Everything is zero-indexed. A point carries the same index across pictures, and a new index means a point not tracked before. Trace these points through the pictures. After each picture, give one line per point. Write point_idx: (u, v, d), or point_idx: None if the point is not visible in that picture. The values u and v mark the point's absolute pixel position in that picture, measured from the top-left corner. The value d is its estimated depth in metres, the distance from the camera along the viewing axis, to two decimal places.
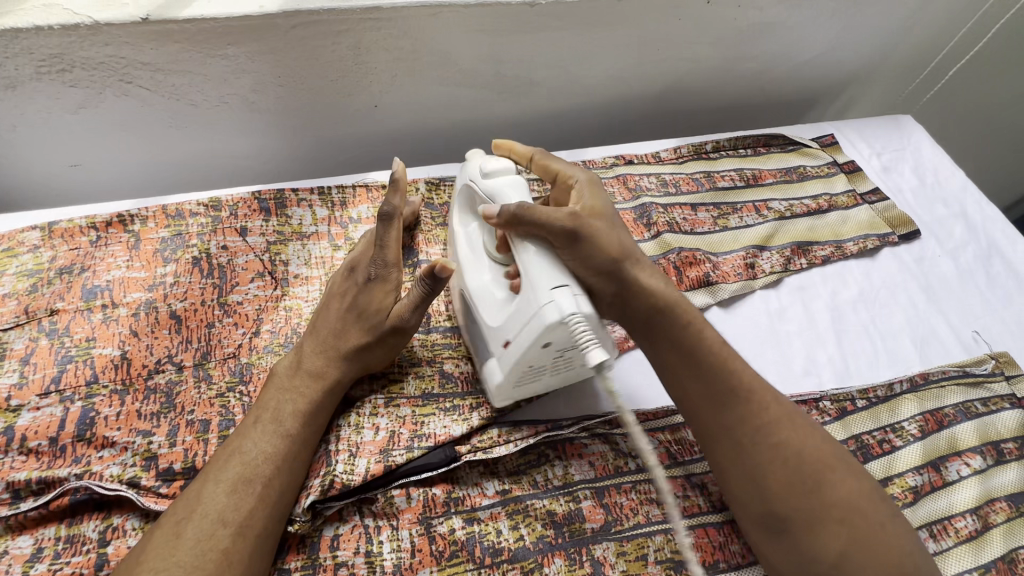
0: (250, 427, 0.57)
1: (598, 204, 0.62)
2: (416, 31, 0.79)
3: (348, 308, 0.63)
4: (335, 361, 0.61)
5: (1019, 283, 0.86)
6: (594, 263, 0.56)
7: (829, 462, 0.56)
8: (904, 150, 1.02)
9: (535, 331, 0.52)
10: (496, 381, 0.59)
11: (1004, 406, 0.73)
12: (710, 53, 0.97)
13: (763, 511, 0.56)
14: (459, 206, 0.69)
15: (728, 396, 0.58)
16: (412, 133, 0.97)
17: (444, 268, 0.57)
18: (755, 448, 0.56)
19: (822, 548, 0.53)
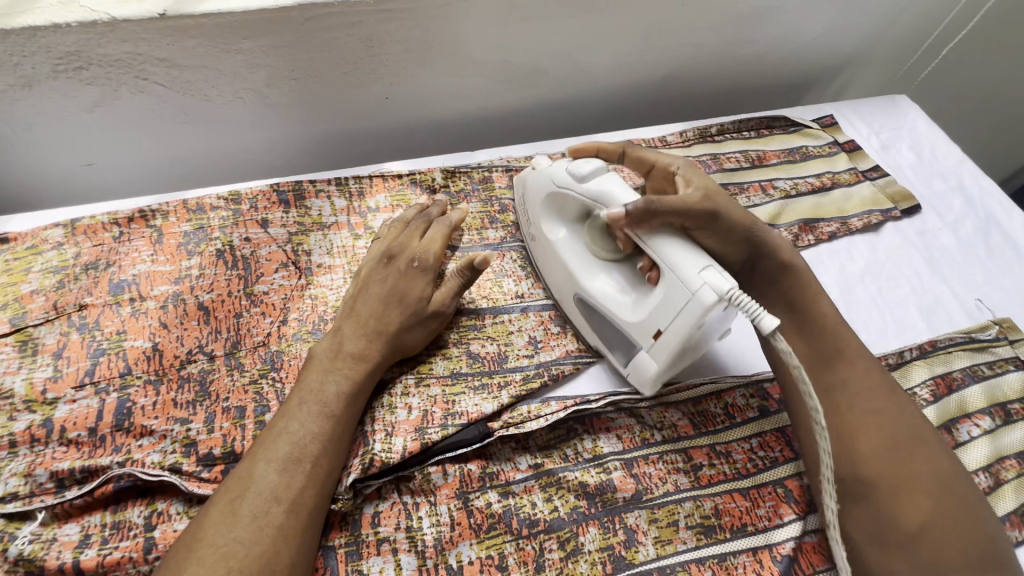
0: (294, 408, 0.57)
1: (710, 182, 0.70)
2: (427, 22, 0.80)
3: (387, 294, 0.66)
4: (374, 343, 0.63)
5: (1017, 252, 0.89)
6: (733, 235, 0.69)
7: (920, 437, 0.60)
8: (901, 129, 1.05)
9: (694, 314, 0.57)
10: (654, 371, 0.63)
11: (1008, 369, 0.76)
12: (712, 39, 0.99)
13: (850, 471, 0.60)
14: (545, 217, 0.73)
15: (834, 359, 0.65)
16: (422, 124, 0.98)
17: (485, 259, 0.66)
18: (853, 410, 0.62)
19: (906, 515, 0.56)
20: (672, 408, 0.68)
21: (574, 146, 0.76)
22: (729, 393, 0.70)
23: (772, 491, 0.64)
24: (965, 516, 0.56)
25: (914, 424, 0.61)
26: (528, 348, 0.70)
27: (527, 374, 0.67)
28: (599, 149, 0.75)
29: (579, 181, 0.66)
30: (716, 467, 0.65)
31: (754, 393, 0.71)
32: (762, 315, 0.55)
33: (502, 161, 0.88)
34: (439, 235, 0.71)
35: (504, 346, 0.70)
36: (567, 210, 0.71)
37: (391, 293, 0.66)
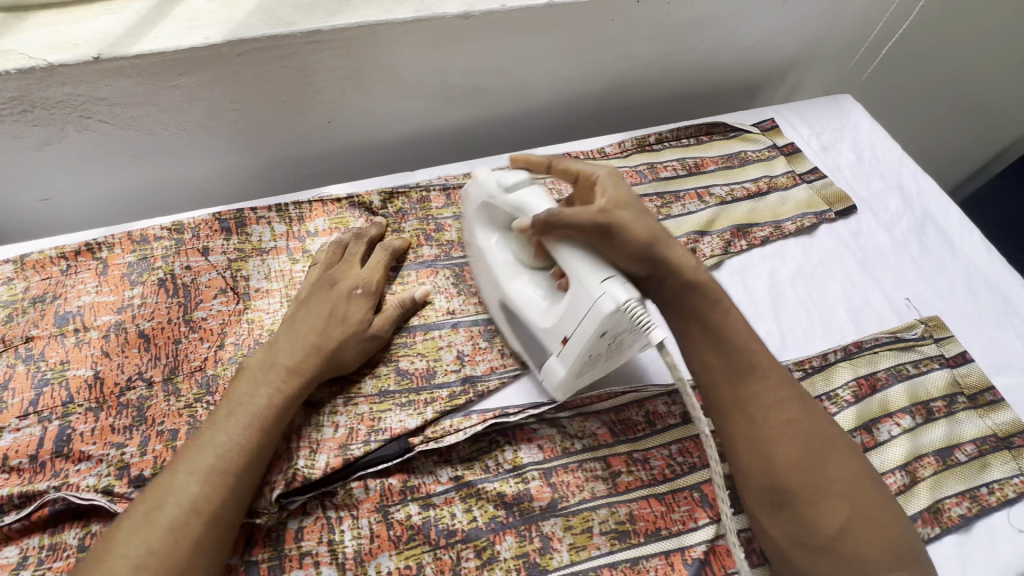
0: (224, 419, 0.60)
1: (622, 200, 0.64)
2: (358, 50, 0.83)
3: (327, 313, 0.69)
4: (312, 358, 0.66)
5: (951, 249, 0.90)
6: (632, 250, 0.61)
7: (835, 442, 0.61)
8: (843, 129, 1.06)
9: (593, 324, 0.58)
10: (560, 376, 0.64)
11: (933, 367, 0.77)
12: (649, 50, 1.01)
13: (772, 483, 0.59)
14: (476, 224, 0.73)
15: (747, 373, 0.62)
16: (368, 147, 1.01)
17: (423, 293, 0.74)
18: (770, 421, 0.60)
19: (825, 520, 0.57)
20: (593, 417, 0.70)
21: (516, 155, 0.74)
22: (651, 401, 0.72)
23: (688, 496, 0.66)
24: (879, 514, 0.58)
25: (828, 428, 0.61)
26: (456, 363, 0.73)
27: (452, 391, 0.70)
28: (527, 162, 0.71)
29: (505, 191, 0.67)
30: (634, 474, 0.67)
31: (677, 399, 0.73)
32: (651, 328, 0.55)
33: (440, 180, 0.90)
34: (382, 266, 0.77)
35: (432, 362, 0.73)
36: (495, 219, 0.71)
37: (331, 314, 0.69)
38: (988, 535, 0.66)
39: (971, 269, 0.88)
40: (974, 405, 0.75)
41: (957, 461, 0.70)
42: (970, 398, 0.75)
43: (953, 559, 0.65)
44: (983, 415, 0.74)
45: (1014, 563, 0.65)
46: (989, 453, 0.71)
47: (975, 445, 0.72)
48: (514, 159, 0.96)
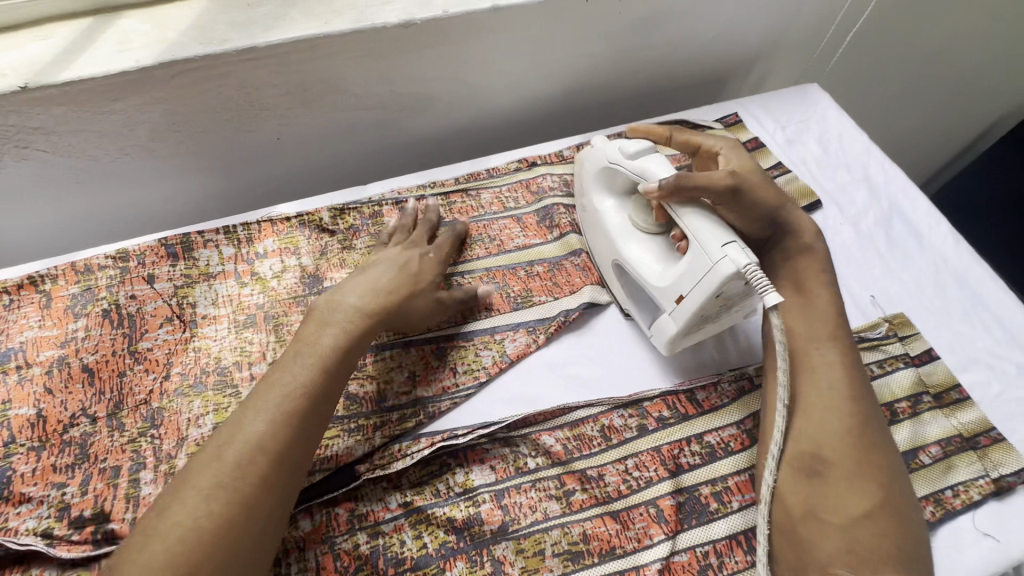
0: (290, 359, 0.60)
1: (747, 164, 0.78)
2: (298, 64, 0.81)
3: (402, 264, 0.72)
4: (380, 303, 0.67)
5: (918, 242, 0.88)
6: (756, 210, 0.72)
7: (884, 437, 0.64)
8: (809, 121, 1.03)
9: (711, 283, 0.63)
10: (672, 332, 0.69)
11: (898, 366, 0.76)
12: (605, 48, 0.98)
13: (812, 448, 0.62)
14: (595, 190, 0.80)
15: (824, 346, 0.68)
16: (323, 161, 0.99)
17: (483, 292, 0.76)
18: (830, 394, 0.65)
19: (852, 499, 0.59)
20: (547, 434, 0.69)
21: (630, 127, 0.86)
22: (606, 415, 0.71)
23: (644, 512, 0.65)
24: (905, 515, 0.59)
25: (880, 422, 0.65)
26: (407, 384, 0.72)
27: (403, 413, 0.69)
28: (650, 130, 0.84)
29: (627, 157, 0.73)
30: (589, 491, 0.66)
31: (633, 412, 0.71)
32: (770, 291, 0.61)
33: (393, 194, 0.89)
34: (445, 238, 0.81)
35: (383, 384, 0.71)
36: (618, 184, 0.78)
37: (405, 266, 0.73)
38: (953, 540, 0.65)
39: (939, 262, 0.86)
40: (940, 404, 0.73)
41: (921, 464, 0.69)
42: (936, 397, 0.74)
43: None
44: (949, 414, 0.72)
45: (979, 568, 0.63)
46: (955, 454, 0.69)
47: (940, 446, 0.70)
48: (470, 167, 0.94)
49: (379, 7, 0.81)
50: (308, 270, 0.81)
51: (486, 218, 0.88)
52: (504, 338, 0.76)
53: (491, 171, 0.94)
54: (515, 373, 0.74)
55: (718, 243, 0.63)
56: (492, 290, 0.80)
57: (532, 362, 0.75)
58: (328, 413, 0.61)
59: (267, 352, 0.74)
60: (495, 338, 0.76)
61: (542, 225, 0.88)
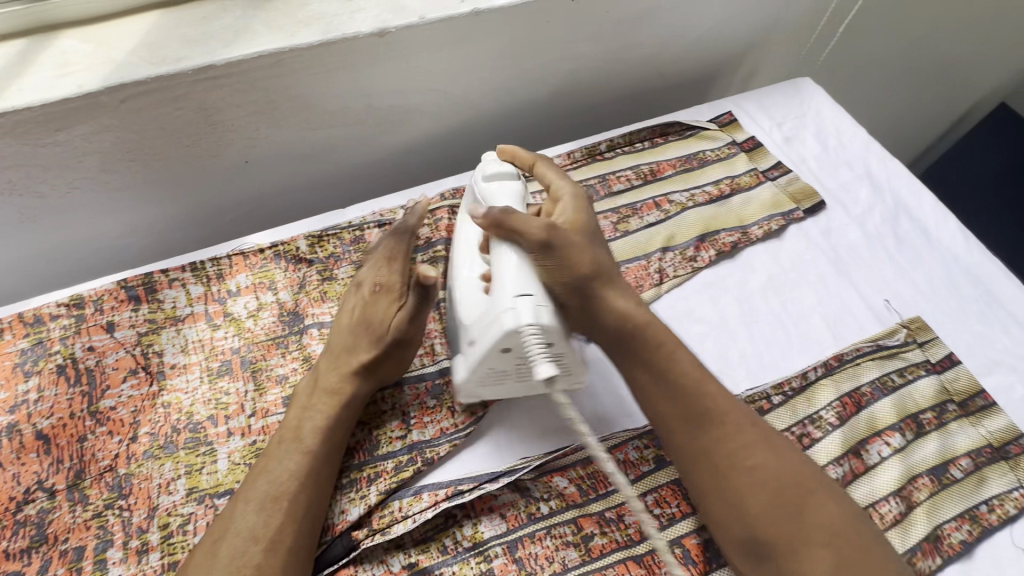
0: (274, 447, 0.58)
1: (581, 219, 0.64)
2: (263, 81, 0.74)
3: (355, 323, 0.66)
4: (348, 378, 0.62)
5: (927, 240, 0.85)
6: (568, 275, 0.58)
7: (808, 480, 0.55)
8: (805, 116, 0.99)
9: (494, 336, 0.56)
10: (461, 378, 0.62)
11: (920, 374, 0.72)
12: (592, 50, 0.93)
13: (746, 535, 0.55)
14: (460, 213, 0.71)
15: (700, 419, 0.58)
16: (298, 183, 0.92)
17: (423, 272, 0.63)
18: (733, 470, 0.56)
19: (808, 572, 0.52)
20: (559, 474, 0.64)
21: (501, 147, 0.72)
22: (620, 448, 0.66)
23: (669, 553, 0.60)
24: (869, 562, 0.51)
25: (793, 465, 0.56)
26: (401, 428, 0.66)
27: (399, 461, 0.63)
28: (514, 155, 0.70)
29: (484, 181, 0.67)
30: (608, 535, 0.61)
31: (648, 443, 0.66)
32: (543, 362, 0.53)
33: (374, 216, 0.82)
34: (404, 249, 0.69)
35: (375, 430, 0.65)
36: (482, 212, 0.69)
37: (364, 318, 0.66)
38: (993, 559, 0.61)
39: (950, 260, 0.83)
40: (966, 412, 0.70)
41: (953, 478, 0.65)
42: (962, 404, 0.71)
43: None
44: (976, 423, 0.69)
45: None
46: (986, 465, 0.66)
47: (970, 458, 0.67)
48: (455, 182, 0.88)
49: (349, 15, 0.75)
50: (287, 306, 0.74)
51: None
52: None
53: None
54: (519, 407, 0.68)
55: (514, 289, 0.56)
56: None
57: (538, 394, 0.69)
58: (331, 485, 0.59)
59: (244, 402, 0.67)
60: None
61: None
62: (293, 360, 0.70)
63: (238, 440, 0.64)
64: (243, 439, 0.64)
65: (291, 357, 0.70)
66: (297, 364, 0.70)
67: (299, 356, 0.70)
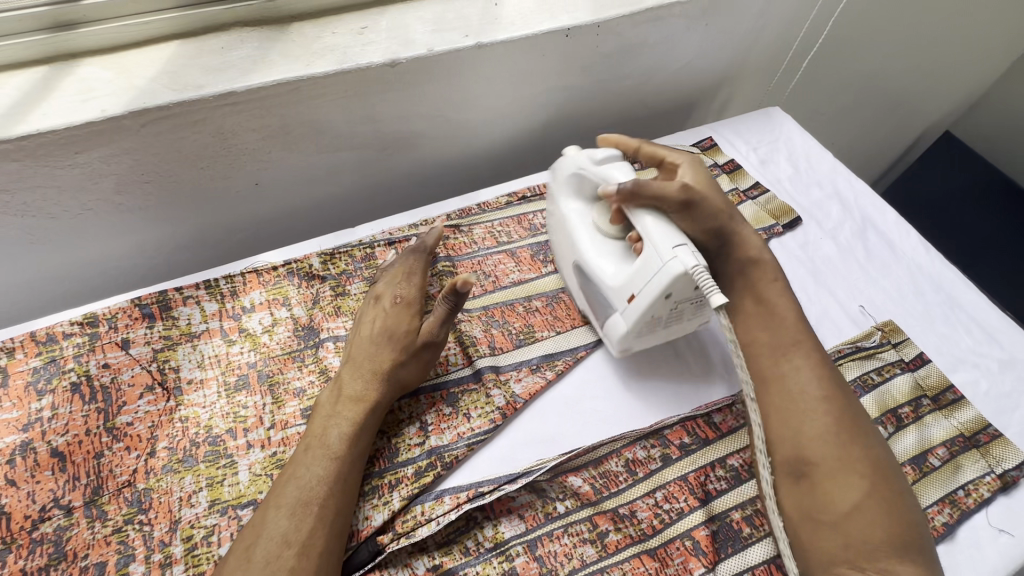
0: (302, 453, 0.60)
1: (709, 184, 0.75)
2: (279, 107, 0.78)
3: (378, 333, 0.69)
4: (374, 383, 0.65)
5: (892, 251, 0.93)
6: (700, 223, 0.70)
7: (863, 421, 0.62)
8: (777, 141, 1.08)
9: (661, 283, 0.62)
10: (623, 330, 0.68)
11: (896, 372, 0.79)
12: (583, 80, 1.00)
13: (795, 451, 0.61)
14: (560, 194, 0.76)
15: (789, 349, 0.67)
16: (304, 205, 0.95)
17: (464, 281, 0.66)
18: (802, 395, 0.63)
19: (840, 496, 0.58)
20: (573, 475, 0.67)
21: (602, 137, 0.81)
22: (629, 448, 0.69)
23: (680, 546, 0.63)
24: (895, 498, 0.57)
25: (858, 411, 0.63)
26: (419, 436, 0.68)
27: (419, 467, 0.65)
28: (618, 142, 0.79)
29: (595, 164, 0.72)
30: (622, 531, 0.64)
31: (655, 442, 0.70)
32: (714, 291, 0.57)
33: (384, 235, 0.85)
34: (422, 264, 0.74)
35: (394, 438, 0.68)
36: (585, 188, 0.75)
37: (387, 326, 0.69)
38: (973, 539, 0.67)
39: (915, 269, 0.91)
40: (939, 406, 0.76)
41: (932, 466, 0.71)
42: (934, 399, 0.77)
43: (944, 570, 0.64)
44: (949, 415, 0.75)
45: (1001, 564, 0.65)
46: (961, 454, 0.72)
47: (946, 448, 0.73)
48: (459, 202, 0.92)
49: (361, 48, 0.80)
50: (301, 321, 0.76)
51: (482, 253, 0.85)
52: (512, 377, 0.73)
53: (481, 206, 0.92)
54: (530, 412, 0.71)
55: (675, 239, 0.62)
56: (493, 329, 0.77)
57: (549, 399, 0.72)
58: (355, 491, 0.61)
59: (263, 415, 0.68)
60: (502, 378, 0.73)
61: (537, 258, 0.86)
62: (310, 373, 0.72)
63: (259, 451, 0.65)
64: (263, 451, 0.65)
65: (307, 370, 0.72)
66: (313, 377, 0.72)
67: (315, 369, 0.72)
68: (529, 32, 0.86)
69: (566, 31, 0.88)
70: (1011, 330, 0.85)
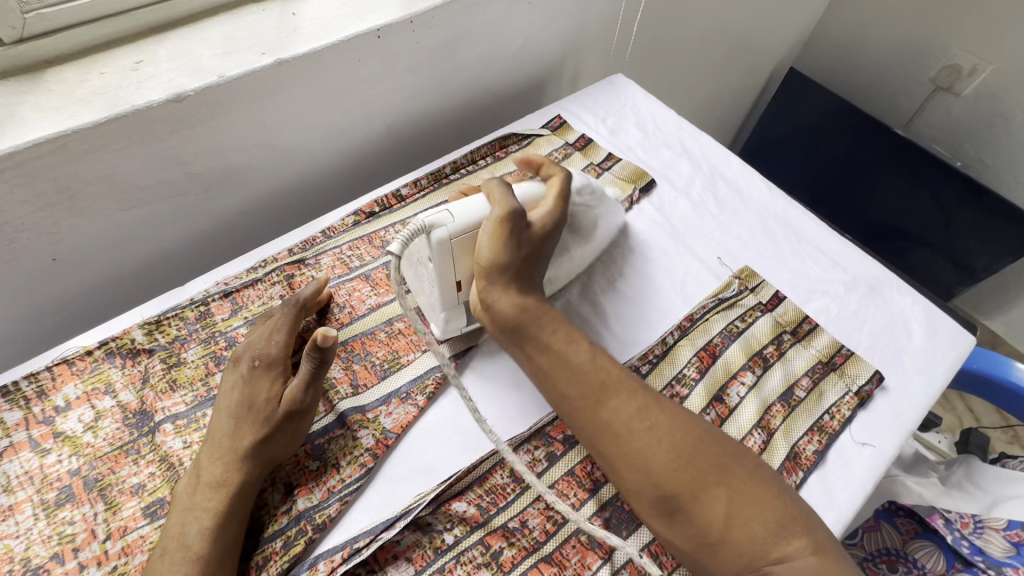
0: (156, 562, 0.54)
1: (541, 232, 0.70)
2: (49, 170, 0.67)
3: (235, 405, 0.62)
4: (235, 466, 0.59)
5: (740, 198, 0.97)
6: (512, 246, 0.67)
7: (689, 423, 0.61)
8: (623, 109, 1.09)
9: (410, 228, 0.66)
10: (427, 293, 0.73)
11: (757, 316, 0.82)
12: (415, 80, 0.95)
13: (657, 493, 0.57)
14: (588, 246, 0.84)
15: (600, 393, 0.62)
16: (126, 267, 0.84)
17: (324, 334, 0.62)
18: (633, 435, 0.59)
19: (711, 515, 0.56)
20: (457, 500, 0.64)
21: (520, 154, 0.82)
22: (512, 457, 0.67)
23: (576, 543, 0.62)
24: (750, 486, 0.58)
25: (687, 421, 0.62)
26: (286, 502, 0.62)
27: (288, 537, 0.60)
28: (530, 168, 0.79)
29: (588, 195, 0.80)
30: (516, 545, 0.61)
31: (538, 443, 0.68)
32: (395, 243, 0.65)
33: (219, 286, 0.77)
34: (287, 317, 0.68)
35: (259, 512, 0.61)
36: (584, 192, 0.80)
37: (249, 396, 0.63)
38: (842, 459, 0.71)
39: (762, 211, 0.95)
40: (798, 338, 0.80)
41: (799, 399, 0.75)
42: (794, 332, 0.81)
43: (821, 496, 0.67)
44: (808, 345, 0.80)
45: (868, 477, 0.69)
46: (822, 380, 0.76)
47: (809, 377, 0.77)
48: (301, 232, 0.85)
49: (138, 86, 0.70)
50: (131, 407, 0.67)
51: (333, 283, 0.79)
52: (381, 413, 0.68)
53: (327, 232, 0.85)
54: (405, 446, 0.67)
55: (458, 216, 0.67)
56: (354, 364, 0.72)
57: (425, 427, 0.68)
58: None
59: (96, 526, 0.59)
60: (369, 416, 0.68)
61: (394, 277, 0.81)
62: (149, 465, 0.63)
63: (95, 571, 0.57)
64: (101, 569, 0.57)
65: (145, 462, 0.64)
66: (153, 468, 0.63)
67: (155, 459, 0.64)
68: (334, 40, 0.79)
69: (377, 32, 0.82)
70: (850, 251, 0.91)
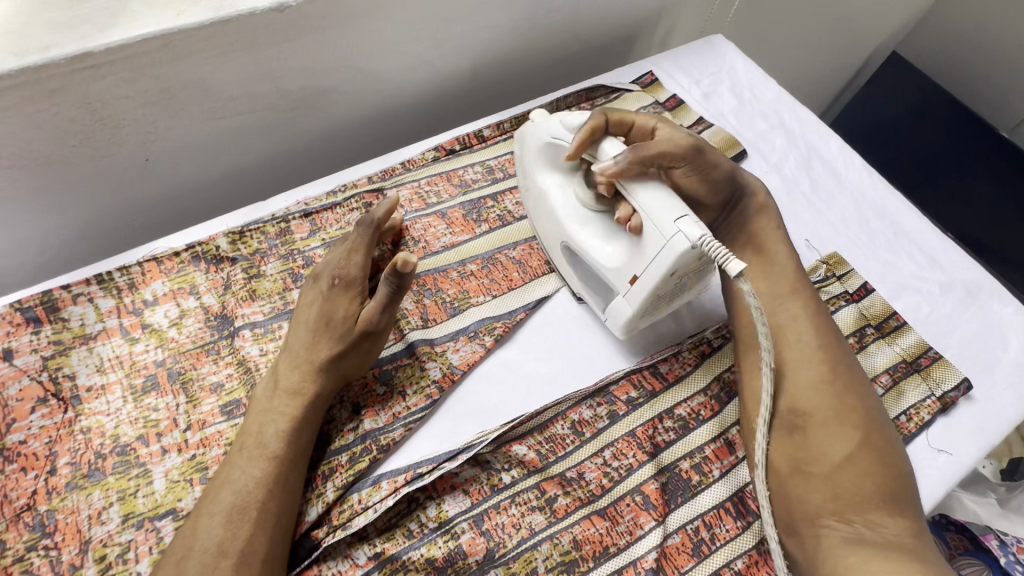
0: (236, 454, 0.57)
1: None
2: (152, 69, 0.67)
3: (314, 319, 0.64)
4: (312, 377, 0.61)
5: (837, 180, 0.91)
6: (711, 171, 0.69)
7: (856, 373, 0.64)
8: (720, 72, 1.02)
9: (665, 263, 0.58)
10: (627, 315, 0.65)
11: (840, 305, 0.78)
12: (510, 17, 0.90)
13: (788, 406, 0.62)
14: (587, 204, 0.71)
15: (791, 298, 0.68)
16: (210, 177, 0.86)
17: (405, 261, 0.60)
18: (803, 347, 0.64)
19: (830, 449, 0.59)
20: (517, 443, 0.64)
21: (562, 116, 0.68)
22: (575, 409, 0.66)
23: (630, 502, 0.62)
24: (883, 450, 0.59)
25: (853, 369, 0.64)
26: (353, 420, 0.64)
27: (353, 454, 0.61)
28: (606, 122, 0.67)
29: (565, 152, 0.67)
30: (571, 494, 0.62)
31: (601, 401, 0.67)
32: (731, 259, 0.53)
33: (299, 206, 0.77)
34: (366, 240, 0.68)
35: (327, 425, 0.63)
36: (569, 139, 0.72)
37: (328, 313, 0.64)
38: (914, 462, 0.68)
39: (859, 197, 0.89)
40: (882, 333, 0.76)
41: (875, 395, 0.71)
42: (878, 326, 0.77)
43: None
44: (892, 342, 0.76)
45: (940, 482, 0.66)
46: (903, 379, 0.73)
47: (889, 374, 0.73)
48: (380, 162, 0.84)
49: None
50: (213, 310, 0.69)
51: (409, 217, 0.79)
52: (449, 348, 0.69)
53: (406, 164, 0.84)
54: (471, 383, 0.67)
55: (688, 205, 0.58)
56: (425, 298, 0.72)
57: (493, 368, 0.68)
58: (296, 488, 0.57)
59: (177, 416, 0.62)
60: (438, 350, 0.68)
61: (469, 218, 0.80)
62: (227, 366, 0.66)
63: (176, 456, 0.60)
64: (181, 455, 0.60)
65: (224, 363, 0.66)
66: (231, 370, 0.66)
67: (233, 361, 0.66)
68: None
69: None
70: (950, 250, 0.85)
